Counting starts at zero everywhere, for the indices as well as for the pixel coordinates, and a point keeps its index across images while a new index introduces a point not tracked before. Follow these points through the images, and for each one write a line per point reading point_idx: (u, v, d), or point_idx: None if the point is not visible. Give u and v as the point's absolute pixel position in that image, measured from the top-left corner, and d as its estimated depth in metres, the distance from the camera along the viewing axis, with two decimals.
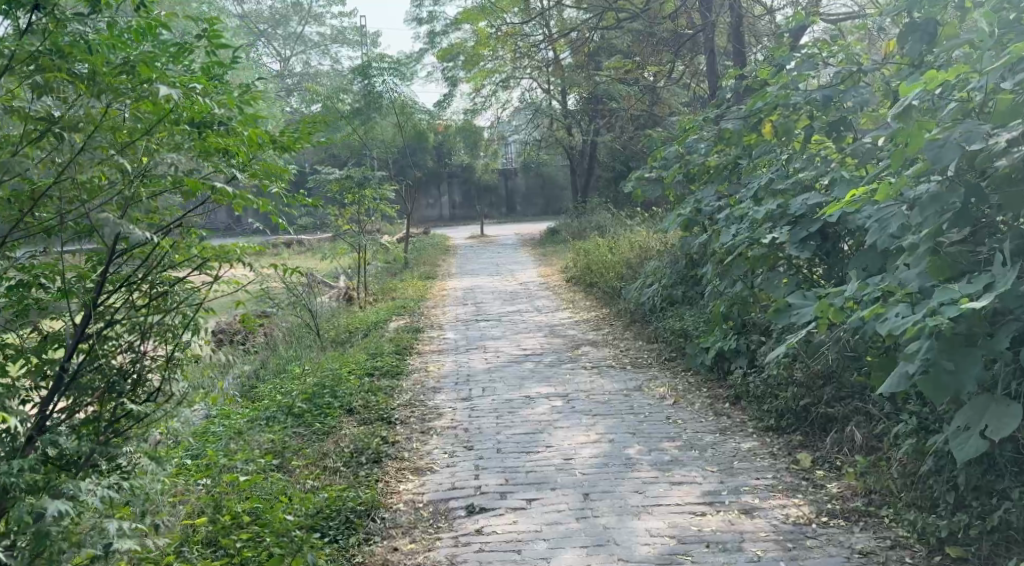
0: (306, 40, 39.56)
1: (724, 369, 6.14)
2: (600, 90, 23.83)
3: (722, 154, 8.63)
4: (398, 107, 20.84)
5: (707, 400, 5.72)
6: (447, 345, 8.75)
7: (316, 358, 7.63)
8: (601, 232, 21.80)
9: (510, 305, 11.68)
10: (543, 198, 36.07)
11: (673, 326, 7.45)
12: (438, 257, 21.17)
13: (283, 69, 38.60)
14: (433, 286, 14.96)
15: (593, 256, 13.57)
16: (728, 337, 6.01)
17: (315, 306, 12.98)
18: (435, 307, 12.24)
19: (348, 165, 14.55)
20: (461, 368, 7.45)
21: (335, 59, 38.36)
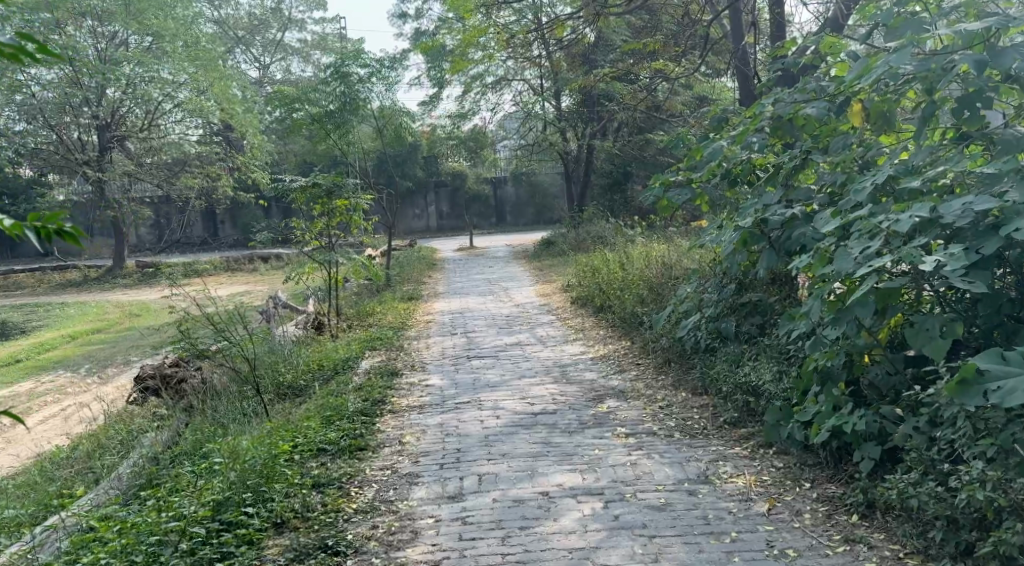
0: (286, 46, 37.50)
1: (840, 451, 4.51)
2: (596, 89, 22.07)
3: (777, 150, 6.74)
4: (379, 110, 18.90)
5: (829, 516, 4.22)
6: (427, 396, 6.89)
7: (248, 431, 5.78)
8: (602, 244, 19.91)
9: (504, 335, 9.75)
10: (534, 208, 34.10)
11: (727, 373, 5.70)
12: (421, 273, 19.24)
13: (262, 76, 36.61)
14: (416, 310, 13.09)
15: (601, 274, 11.63)
16: (848, 410, 4.24)
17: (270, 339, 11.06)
18: (414, 339, 10.31)
19: (314, 171, 12.72)
20: (448, 433, 5.61)
21: (316, 64, 36.28)
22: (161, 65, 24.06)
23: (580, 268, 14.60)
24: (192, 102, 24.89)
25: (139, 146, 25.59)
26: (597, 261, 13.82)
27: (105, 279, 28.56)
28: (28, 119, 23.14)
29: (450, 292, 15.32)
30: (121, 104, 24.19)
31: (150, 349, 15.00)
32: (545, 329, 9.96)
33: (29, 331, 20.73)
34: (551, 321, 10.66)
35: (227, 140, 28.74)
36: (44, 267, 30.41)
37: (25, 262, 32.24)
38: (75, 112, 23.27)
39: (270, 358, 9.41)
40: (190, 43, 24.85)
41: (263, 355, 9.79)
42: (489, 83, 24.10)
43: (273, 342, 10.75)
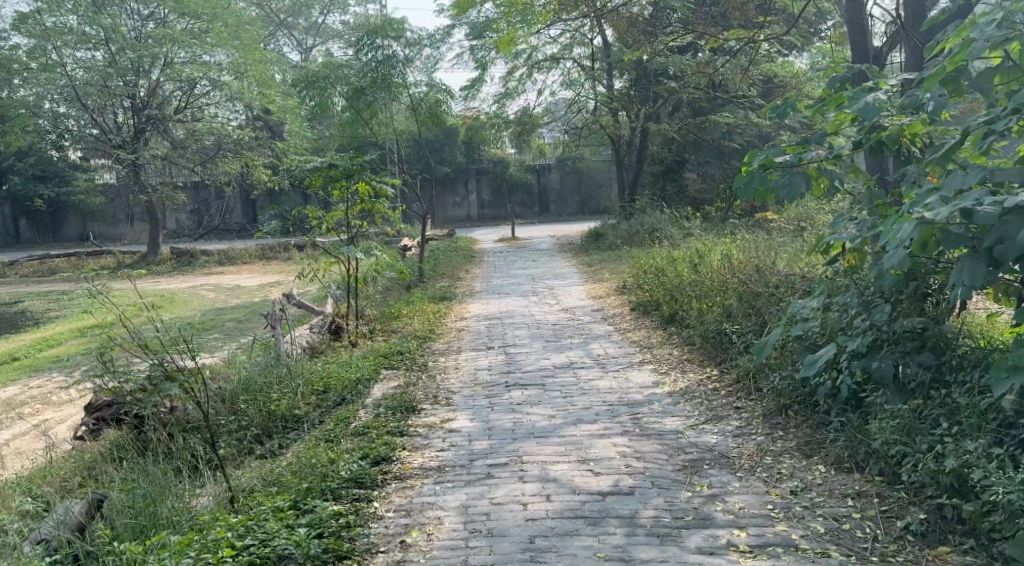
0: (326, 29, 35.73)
1: None
2: (653, 64, 20.20)
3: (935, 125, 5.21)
4: (428, 90, 17.03)
5: None
6: (449, 457, 5.09)
7: (199, 506, 4.66)
8: (660, 239, 17.96)
9: (552, 351, 7.94)
10: (579, 197, 31.93)
11: (918, 452, 4.49)
12: (458, 267, 17.39)
13: (305, 61, 35.13)
14: (447, 312, 11.32)
15: (664, 278, 9.70)
16: None
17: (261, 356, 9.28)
18: (441, 353, 8.49)
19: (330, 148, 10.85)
20: (486, 521, 4.36)
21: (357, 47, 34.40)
22: (203, 45, 22.73)
23: (637, 267, 12.72)
24: (234, 88, 23.30)
25: (182, 131, 24.12)
26: (659, 259, 11.95)
27: (138, 267, 27.23)
28: (64, 99, 21.80)
29: (485, 291, 13.50)
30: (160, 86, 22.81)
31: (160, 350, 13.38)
32: (602, 344, 8.09)
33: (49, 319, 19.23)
34: (607, 334, 8.78)
35: (269, 125, 27.22)
36: (77, 252, 29.15)
37: (59, 246, 31.08)
38: (111, 92, 21.88)
39: (259, 370, 7.73)
40: (230, 23, 23.22)
41: (250, 368, 8.06)
42: (541, 62, 22.29)
43: (255, 361, 8.93)
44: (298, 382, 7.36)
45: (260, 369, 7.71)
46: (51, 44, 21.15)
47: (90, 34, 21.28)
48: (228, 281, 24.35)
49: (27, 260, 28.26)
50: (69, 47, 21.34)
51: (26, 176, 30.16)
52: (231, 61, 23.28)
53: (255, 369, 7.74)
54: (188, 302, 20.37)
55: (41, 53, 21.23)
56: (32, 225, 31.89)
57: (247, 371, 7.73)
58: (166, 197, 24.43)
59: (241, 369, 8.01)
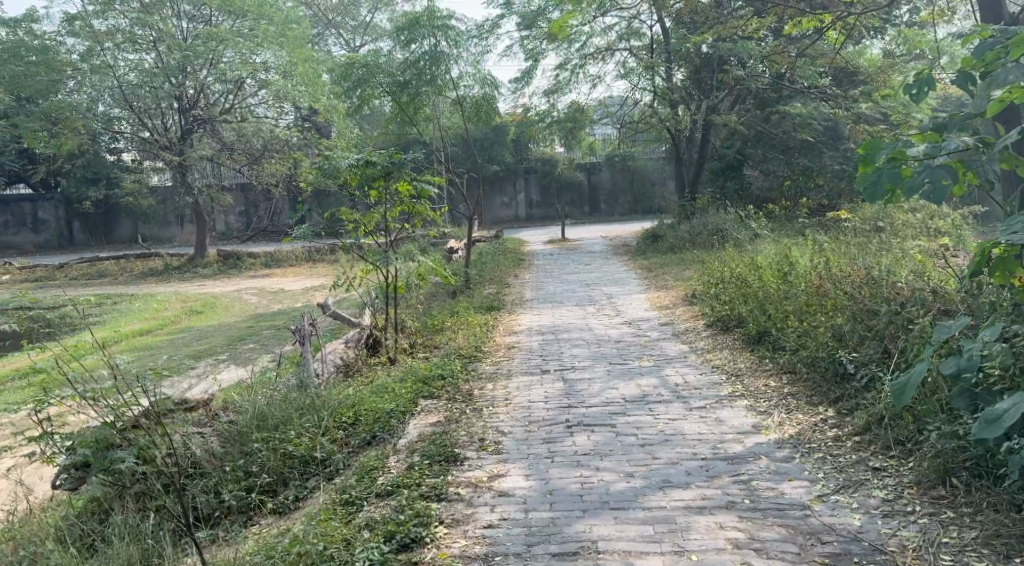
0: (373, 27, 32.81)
1: None
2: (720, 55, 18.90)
3: None
4: (477, 81, 15.83)
5: None
6: (509, 538, 4.50)
7: None
8: (727, 244, 16.62)
9: (620, 379, 6.75)
10: (631, 196, 30.66)
11: None
12: (508, 271, 16.28)
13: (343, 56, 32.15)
14: (502, 323, 10.32)
15: (748, 290, 8.46)
16: None
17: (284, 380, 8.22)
18: (490, 378, 7.30)
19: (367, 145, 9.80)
20: None
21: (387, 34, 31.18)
22: (249, 46, 21.83)
23: (707, 274, 11.50)
24: (279, 88, 22.42)
25: (230, 132, 23.37)
26: (735, 268, 10.72)
27: (184, 270, 26.57)
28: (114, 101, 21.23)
29: (538, 299, 12.37)
30: (208, 87, 22.16)
31: (194, 361, 12.43)
32: (680, 371, 6.88)
33: (91, 318, 18.45)
34: (683, 357, 7.54)
35: (316, 125, 26.31)
36: (126, 254, 28.60)
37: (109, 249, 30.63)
38: (159, 92, 21.18)
39: (277, 395, 6.73)
40: (278, 22, 22.40)
41: (270, 391, 7.07)
42: (596, 54, 21.12)
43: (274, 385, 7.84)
44: (320, 409, 6.37)
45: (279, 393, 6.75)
46: (103, 44, 20.64)
47: (136, 33, 20.64)
48: (273, 284, 23.65)
49: (76, 262, 27.77)
50: (119, 48, 20.79)
51: (73, 177, 29.65)
52: (278, 61, 22.33)
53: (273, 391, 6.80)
54: (231, 307, 19.58)
55: (87, 57, 20.65)
56: (86, 227, 31.46)
57: (266, 394, 6.78)
58: (211, 198, 23.72)
59: (257, 392, 7.04)
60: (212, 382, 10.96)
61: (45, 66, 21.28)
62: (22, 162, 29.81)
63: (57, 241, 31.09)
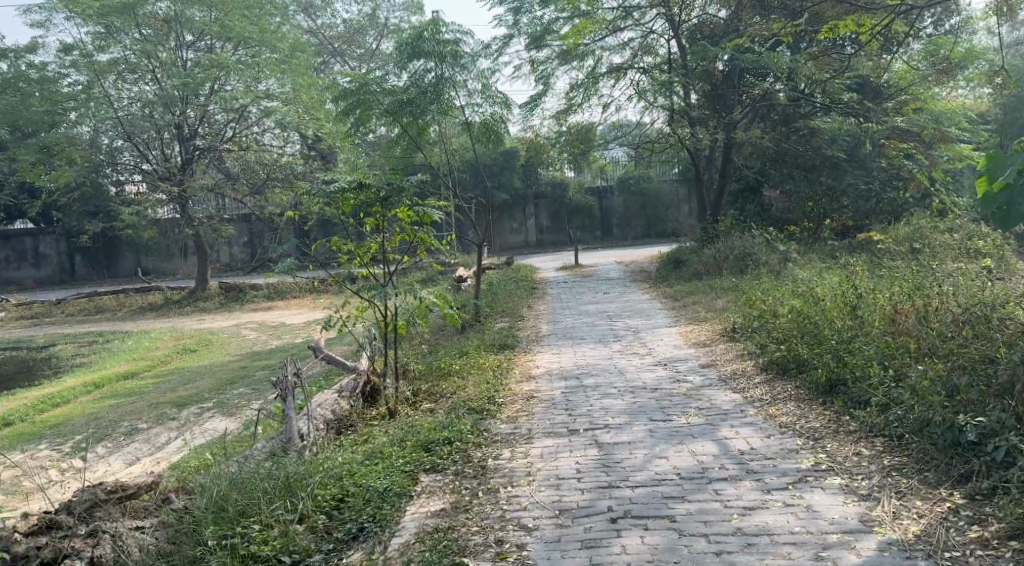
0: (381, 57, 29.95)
1: None
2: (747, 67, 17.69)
3: None
4: (489, 99, 14.62)
5: None
6: None
7: None
8: (760, 270, 15.38)
9: (669, 445, 5.49)
10: (646, 219, 29.34)
11: None
12: (520, 302, 15.04)
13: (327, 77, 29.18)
14: (522, 362, 9.10)
15: (809, 333, 7.32)
16: None
17: (261, 443, 6.97)
18: (507, 444, 5.99)
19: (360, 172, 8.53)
20: None
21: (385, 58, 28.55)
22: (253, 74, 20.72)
23: (747, 305, 10.34)
24: (283, 116, 21.23)
25: (234, 161, 22.27)
26: (779, 301, 9.44)
27: (183, 304, 25.38)
28: (113, 133, 20.18)
29: (555, 334, 11.05)
30: (212, 114, 21.09)
31: (176, 409, 11.16)
32: (744, 437, 5.59)
33: (79, 358, 17.25)
34: (741, 415, 6.23)
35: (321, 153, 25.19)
36: (125, 287, 27.44)
37: (110, 283, 29.57)
38: (160, 122, 20.20)
39: (244, 466, 5.57)
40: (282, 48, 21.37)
41: (240, 462, 5.89)
42: (611, 72, 20.00)
43: (245, 452, 6.58)
44: (298, 487, 5.18)
45: (255, 462, 5.64)
46: (104, 77, 19.77)
47: (138, 62, 19.78)
48: (274, 317, 22.53)
49: (74, 297, 26.63)
50: (122, 78, 19.98)
51: (71, 210, 28.59)
52: (281, 88, 21.32)
53: (246, 461, 5.68)
54: (228, 343, 18.44)
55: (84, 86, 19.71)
56: (88, 261, 30.37)
57: (238, 465, 5.67)
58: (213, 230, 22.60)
59: (221, 465, 5.85)
60: (193, 436, 9.71)
61: (42, 97, 20.04)
62: (19, 196, 28.79)
63: (59, 276, 30.06)
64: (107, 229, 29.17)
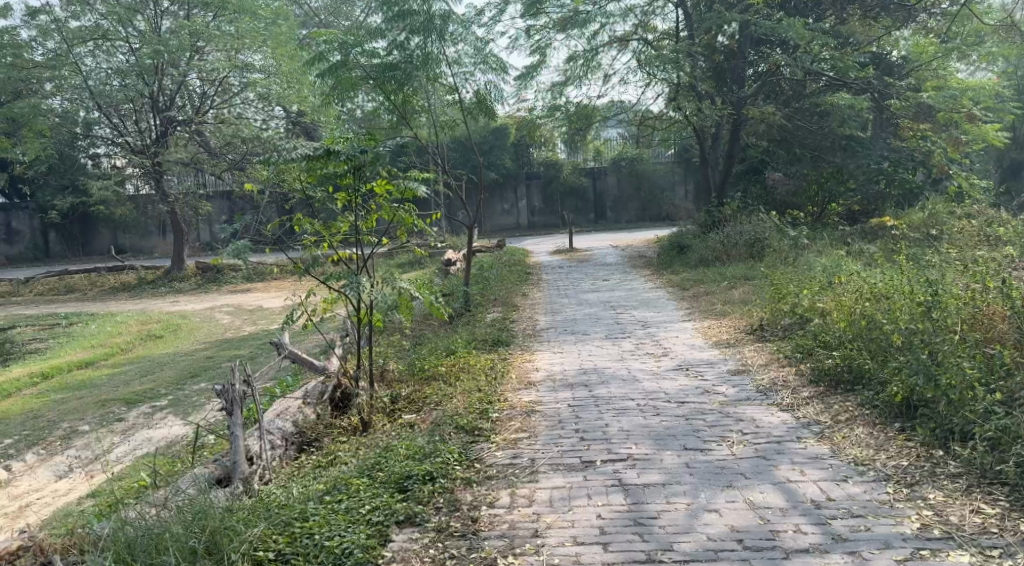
0: None
1: None
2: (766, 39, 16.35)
3: None
4: (484, 69, 13.20)
5: None
6: None
7: None
8: (775, 257, 14.11)
9: (717, 491, 4.37)
10: (641, 201, 27.89)
11: None
12: (513, 289, 13.71)
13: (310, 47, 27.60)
14: (516, 364, 7.72)
15: (869, 337, 6.16)
16: None
17: (199, 466, 5.61)
18: (504, 487, 4.65)
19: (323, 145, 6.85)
20: None
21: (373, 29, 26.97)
22: (233, 43, 19.24)
23: (772, 298, 9.10)
24: (264, 88, 19.69)
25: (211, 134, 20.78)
26: (814, 298, 8.21)
27: (157, 285, 23.92)
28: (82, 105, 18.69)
29: (553, 328, 9.69)
30: (190, 85, 19.58)
31: (124, 409, 9.77)
32: (815, 483, 4.43)
33: (37, 343, 15.90)
34: (803, 447, 4.97)
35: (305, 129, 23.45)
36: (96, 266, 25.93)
37: (83, 261, 28.00)
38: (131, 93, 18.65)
39: (171, 509, 4.55)
40: (263, 15, 19.84)
41: (170, 499, 4.77)
42: (613, 42, 18.58)
43: (175, 484, 5.22)
44: (227, 542, 4.21)
45: (188, 502, 4.59)
46: (74, 49, 18.24)
47: (110, 29, 18.23)
48: (251, 299, 21.19)
49: (42, 275, 25.11)
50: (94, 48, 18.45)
51: (40, 183, 27.04)
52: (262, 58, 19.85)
53: (175, 501, 4.62)
54: (200, 327, 17.13)
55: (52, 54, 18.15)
56: (62, 238, 28.79)
57: (166, 504, 4.66)
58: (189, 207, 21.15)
59: (146, 504, 4.80)
60: (140, 442, 8.41)
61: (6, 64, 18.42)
62: None
63: (31, 253, 28.50)
64: (77, 205, 27.65)
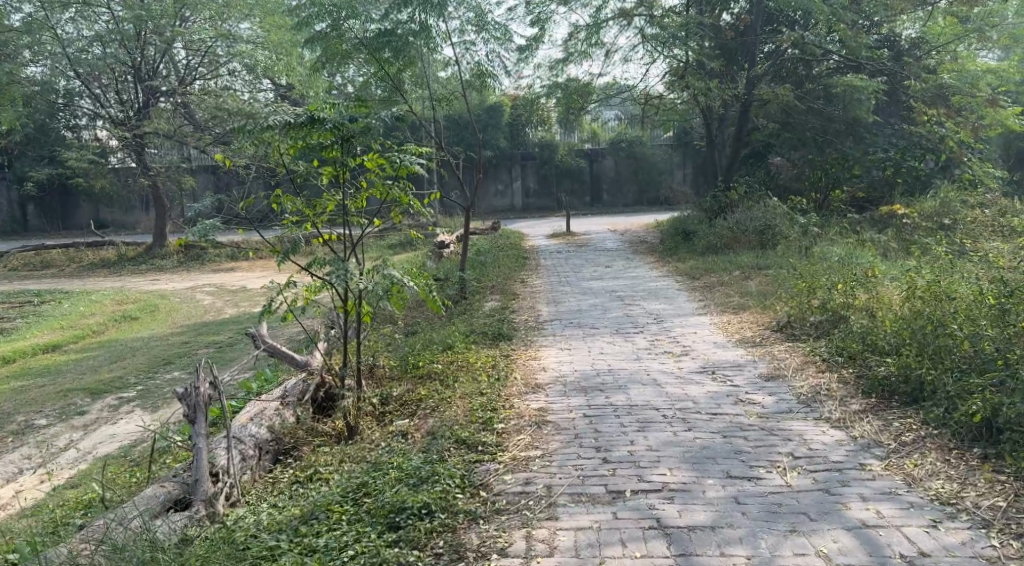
0: None
1: None
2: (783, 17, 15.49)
3: None
4: (488, 40, 12.29)
5: None
6: None
7: None
8: (789, 246, 13.32)
9: (779, 539, 3.66)
10: (638, 184, 26.89)
11: None
12: (512, 276, 12.87)
13: None
14: (520, 361, 6.93)
15: (932, 345, 5.45)
16: None
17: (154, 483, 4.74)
18: (517, 526, 3.88)
19: (306, 111, 5.86)
20: None
21: None
22: (220, 11, 18.25)
23: (797, 292, 8.32)
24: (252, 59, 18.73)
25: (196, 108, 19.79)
26: (849, 293, 7.45)
27: (137, 262, 22.97)
28: (59, 74, 17.70)
29: (557, 320, 8.86)
30: (174, 54, 18.60)
31: (89, 400, 8.90)
32: (899, 532, 3.70)
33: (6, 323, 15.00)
34: (871, 478, 4.22)
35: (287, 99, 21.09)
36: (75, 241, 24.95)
37: (62, 235, 26.97)
38: (111, 62, 17.66)
39: (108, 556, 3.84)
40: None
41: (110, 534, 4.04)
42: (619, 17, 17.68)
43: (123, 508, 4.37)
44: None
45: (128, 549, 3.87)
46: (53, 15, 17.33)
47: None
48: (235, 279, 20.29)
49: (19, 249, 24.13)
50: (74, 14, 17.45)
51: (18, 153, 25.97)
52: (252, 30, 18.87)
53: (114, 543, 3.90)
54: (180, 309, 16.23)
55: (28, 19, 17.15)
56: (41, 211, 27.74)
57: (104, 545, 3.95)
58: (172, 183, 20.19)
59: (83, 539, 4.08)
60: (100, 439, 7.57)
61: None
62: None
63: (8, 226, 27.44)
64: (55, 178, 26.58)
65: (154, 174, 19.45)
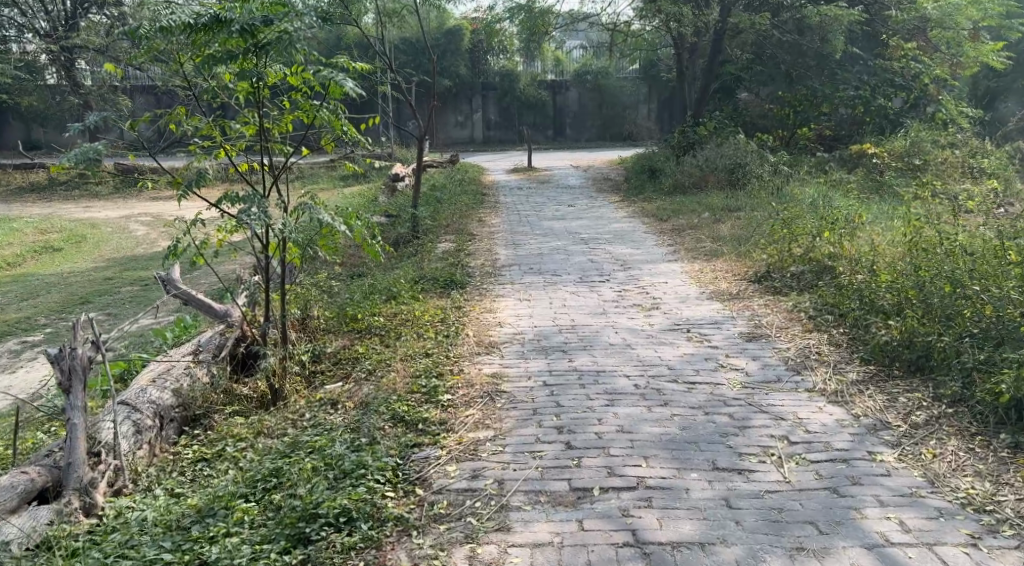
0: None
1: None
2: None
3: None
4: None
5: None
6: None
7: None
8: (760, 186, 12.58)
9: (784, 562, 2.98)
10: (602, 119, 25.92)
11: None
12: (467, 213, 11.97)
13: None
14: (472, 314, 6.13)
15: (946, 310, 4.77)
16: None
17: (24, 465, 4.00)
18: (459, 541, 3.18)
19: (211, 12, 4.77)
20: None
21: None
22: None
23: (778, 240, 7.56)
24: None
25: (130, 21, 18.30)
26: (838, 244, 6.72)
27: (70, 187, 21.61)
28: None
29: (515, 266, 8.03)
30: None
31: None
32: (928, 552, 3.05)
33: None
34: (884, 473, 3.55)
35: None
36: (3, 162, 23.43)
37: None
38: None
39: None
40: None
41: None
42: None
43: None
44: None
45: None
46: None
47: None
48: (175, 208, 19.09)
49: None
50: None
51: None
52: None
53: None
54: (111, 239, 15.14)
55: None
56: None
57: None
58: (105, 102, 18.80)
59: None
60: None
61: None
62: None
63: None
64: None
65: (85, 93, 18.06)
